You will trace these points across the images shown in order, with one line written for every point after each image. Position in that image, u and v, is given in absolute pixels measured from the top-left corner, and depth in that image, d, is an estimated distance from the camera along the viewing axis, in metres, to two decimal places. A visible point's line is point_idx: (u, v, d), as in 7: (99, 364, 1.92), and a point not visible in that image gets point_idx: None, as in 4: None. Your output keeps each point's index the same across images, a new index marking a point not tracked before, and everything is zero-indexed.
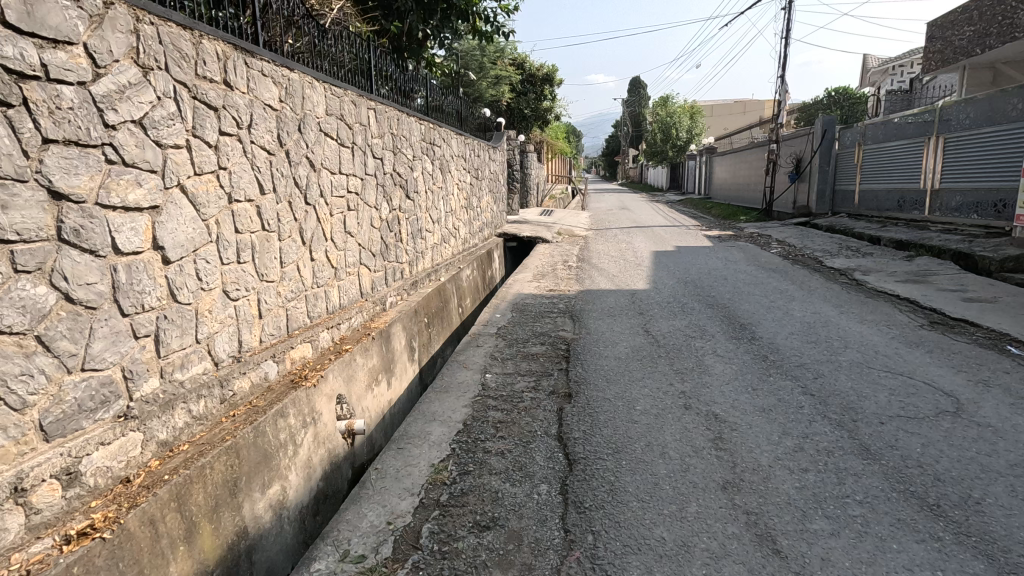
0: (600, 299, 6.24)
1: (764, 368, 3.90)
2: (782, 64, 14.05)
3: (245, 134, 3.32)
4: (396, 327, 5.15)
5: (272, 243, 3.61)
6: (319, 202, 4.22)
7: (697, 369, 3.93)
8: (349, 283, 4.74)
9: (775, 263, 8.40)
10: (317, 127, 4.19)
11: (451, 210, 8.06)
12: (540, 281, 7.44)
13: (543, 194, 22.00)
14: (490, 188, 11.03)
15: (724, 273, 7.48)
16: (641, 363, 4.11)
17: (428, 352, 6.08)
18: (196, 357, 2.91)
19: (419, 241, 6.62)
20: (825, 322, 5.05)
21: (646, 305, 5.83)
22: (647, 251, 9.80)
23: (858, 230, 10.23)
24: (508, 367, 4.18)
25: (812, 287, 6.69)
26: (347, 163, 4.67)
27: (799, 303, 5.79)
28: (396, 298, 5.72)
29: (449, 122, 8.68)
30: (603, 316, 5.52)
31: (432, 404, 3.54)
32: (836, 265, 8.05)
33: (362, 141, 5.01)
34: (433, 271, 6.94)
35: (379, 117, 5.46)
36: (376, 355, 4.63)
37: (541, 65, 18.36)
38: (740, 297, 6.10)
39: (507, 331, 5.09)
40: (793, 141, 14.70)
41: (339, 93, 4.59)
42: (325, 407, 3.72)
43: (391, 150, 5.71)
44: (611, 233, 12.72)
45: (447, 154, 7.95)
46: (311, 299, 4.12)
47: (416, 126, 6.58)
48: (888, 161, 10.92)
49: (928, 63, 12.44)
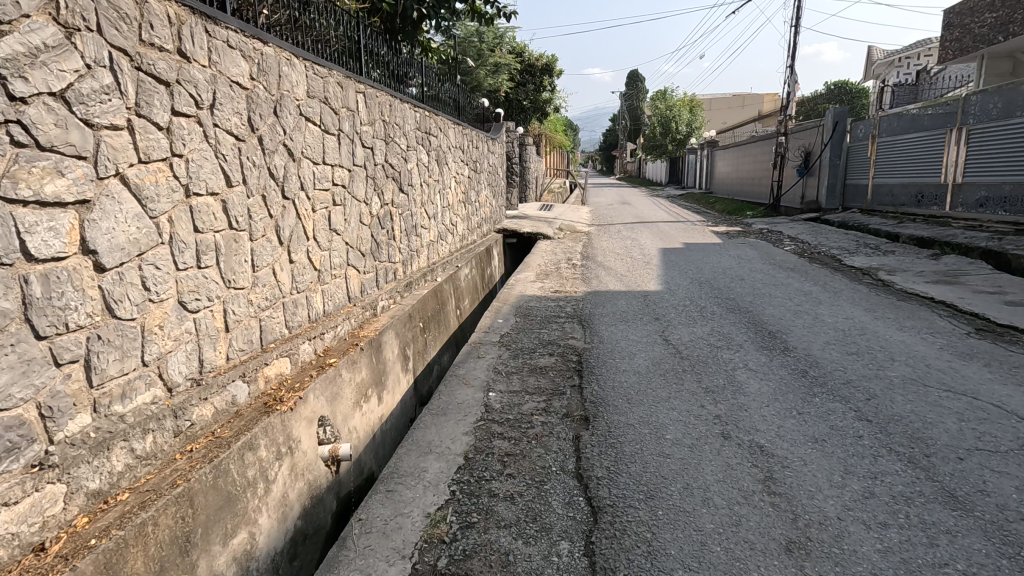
0: (610, 302, 5.75)
1: (806, 386, 3.42)
2: (791, 53, 13.57)
3: (207, 115, 2.81)
4: (388, 335, 4.66)
5: (241, 243, 3.10)
6: (298, 196, 3.71)
7: (730, 388, 3.45)
8: (334, 287, 4.24)
9: (791, 261, 7.93)
10: (297, 111, 3.67)
11: (449, 205, 7.56)
12: (543, 281, 6.95)
13: (542, 188, 21.55)
14: (489, 182, 10.53)
15: (740, 273, 7.00)
16: (665, 380, 3.63)
17: (424, 360, 5.59)
18: (143, 384, 2.40)
19: (414, 239, 6.12)
20: (862, 329, 4.58)
21: (662, 309, 5.35)
22: (655, 248, 9.32)
23: (874, 227, 9.77)
24: (515, 383, 3.69)
25: (837, 288, 6.21)
26: (331, 152, 4.15)
27: (828, 307, 5.32)
28: (388, 302, 5.23)
29: (446, 110, 8.18)
30: (615, 322, 5.03)
31: (428, 431, 3.05)
32: (857, 263, 7.59)
33: (350, 128, 4.49)
34: (430, 271, 6.45)
35: (371, 103, 4.95)
36: (365, 368, 4.13)
37: (540, 54, 17.81)
38: (763, 300, 5.63)
39: (511, 339, 4.60)
40: (801, 134, 14.23)
41: (323, 74, 4.07)
42: (304, 433, 3.22)
43: (383, 139, 5.20)
44: (615, 228, 12.24)
45: (444, 144, 7.44)
46: (290, 307, 3.62)
47: (411, 114, 6.06)
48: (905, 154, 10.45)
49: (945, 52, 11.95)
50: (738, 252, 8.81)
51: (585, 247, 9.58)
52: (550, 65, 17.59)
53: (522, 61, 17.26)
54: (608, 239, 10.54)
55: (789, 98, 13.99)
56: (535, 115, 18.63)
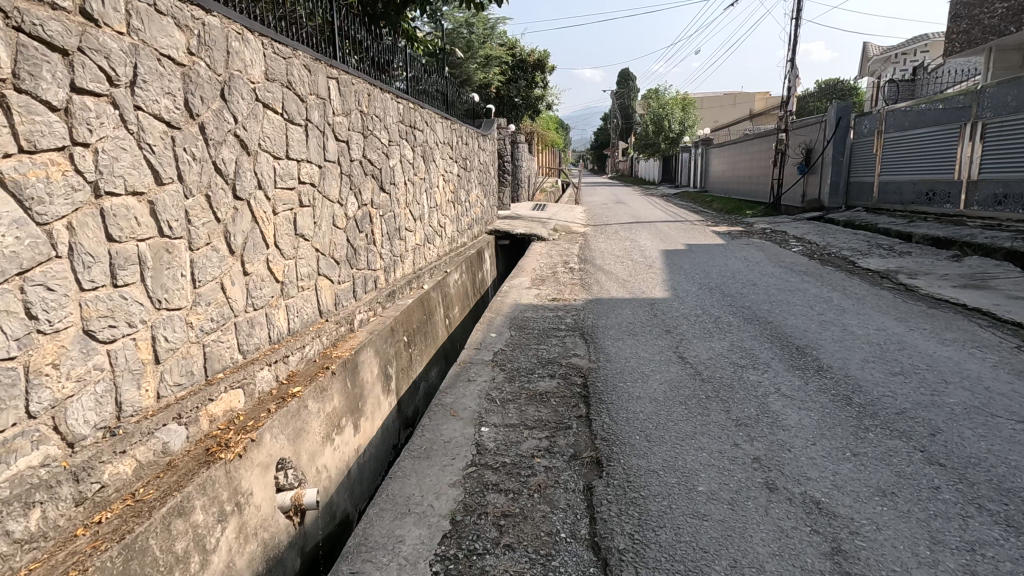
0: (614, 312, 5.22)
1: (854, 417, 2.91)
2: (791, 46, 13.11)
3: (124, 95, 2.24)
4: (365, 354, 4.10)
5: (177, 253, 2.53)
6: (254, 197, 3.14)
7: (766, 420, 2.93)
8: (302, 301, 3.67)
9: (802, 263, 7.45)
10: (251, 95, 3.10)
11: (436, 205, 7.00)
12: (540, 287, 6.41)
13: (535, 187, 21.03)
14: (480, 181, 9.99)
15: (751, 277, 6.50)
16: (688, 410, 3.10)
17: (409, 378, 5.04)
18: (27, 444, 1.83)
19: (397, 242, 5.56)
20: (899, 343, 4.08)
21: (671, 320, 4.82)
22: (655, 250, 8.81)
23: (883, 226, 9.33)
24: (511, 415, 3.14)
25: (858, 293, 5.73)
26: (297, 144, 3.58)
27: (854, 316, 4.82)
28: (368, 314, 4.66)
29: (433, 103, 7.63)
30: (623, 335, 4.48)
31: (408, 483, 2.50)
32: (873, 265, 7.12)
33: (320, 117, 3.92)
34: (415, 278, 5.89)
35: (346, 90, 4.37)
36: (337, 395, 3.57)
37: (533, 49, 17.26)
38: (781, 308, 5.12)
39: (506, 358, 4.05)
40: (802, 130, 13.79)
41: (286, 54, 3.50)
42: (258, 483, 2.66)
43: (361, 132, 4.63)
44: (611, 228, 11.72)
45: (431, 140, 6.89)
46: (245, 327, 3.05)
47: (394, 105, 5.50)
48: (914, 150, 10.00)
49: (951, 45, 11.56)
50: (744, 254, 8.32)
51: (582, 250, 9.06)
52: (543, 60, 17.03)
53: (514, 56, 16.72)
54: (605, 240, 10.02)
55: (790, 93, 13.52)
56: (528, 112, 18.10)
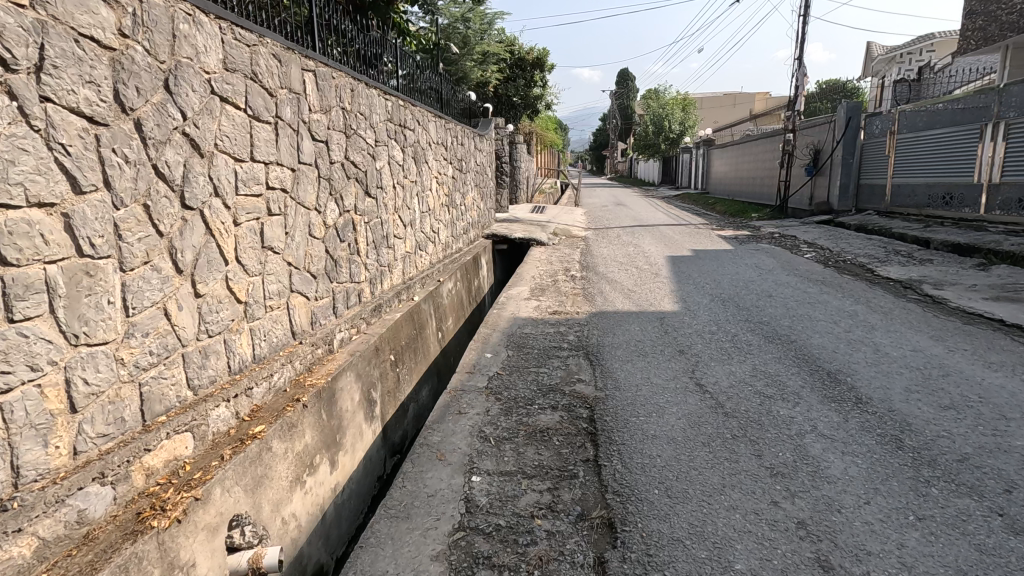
0: (621, 328, 4.79)
1: (910, 466, 2.48)
2: (799, 44, 12.67)
3: (26, 84, 1.80)
4: (343, 380, 3.65)
5: (101, 276, 2.09)
6: (209, 205, 2.69)
7: (806, 469, 2.49)
8: (270, 323, 3.23)
9: (818, 271, 7.03)
10: (204, 88, 2.65)
11: (429, 209, 6.57)
12: (540, 298, 5.98)
13: (533, 189, 20.62)
14: (477, 183, 9.56)
15: (765, 287, 6.08)
16: (714, 455, 2.66)
17: (396, 401, 4.60)
18: None
19: (385, 251, 5.12)
20: (941, 367, 3.65)
21: (684, 339, 4.39)
22: (661, 256, 8.38)
23: (898, 231, 8.91)
24: (508, 460, 2.71)
25: (883, 306, 5.31)
26: (263, 144, 3.14)
27: (884, 333, 4.40)
28: (350, 332, 4.22)
29: (426, 100, 7.18)
30: (632, 357, 4.05)
31: (383, 556, 2.06)
32: (893, 274, 6.70)
33: (293, 114, 3.47)
34: (405, 289, 5.45)
35: (326, 84, 3.94)
36: (309, 431, 3.13)
37: (531, 47, 16.84)
38: (803, 324, 4.69)
39: (502, 385, 3.62)
40: (809, 131, 13.36)
41: (251, 41, 3.06)
42: (204, 549, 2.22)
43: (342, 132, 4.19)
44: (613, 233, 11.28)
45: (424, 140, 6.45)
46: (197, 359, 2.61)
47: (381, 103, 5.07)
48: (930, 151, 9.59)
49: (966, 42, 11.15)
50: (755, 260, 7.90)
51: (584, 255, 8.63)
52: (542, 59, 16.60)
53: (512, 55, 16.27)
54: (607, 245, 9.60)
55: (798, 92, 13.10)
56: (527, 112, 17.67)
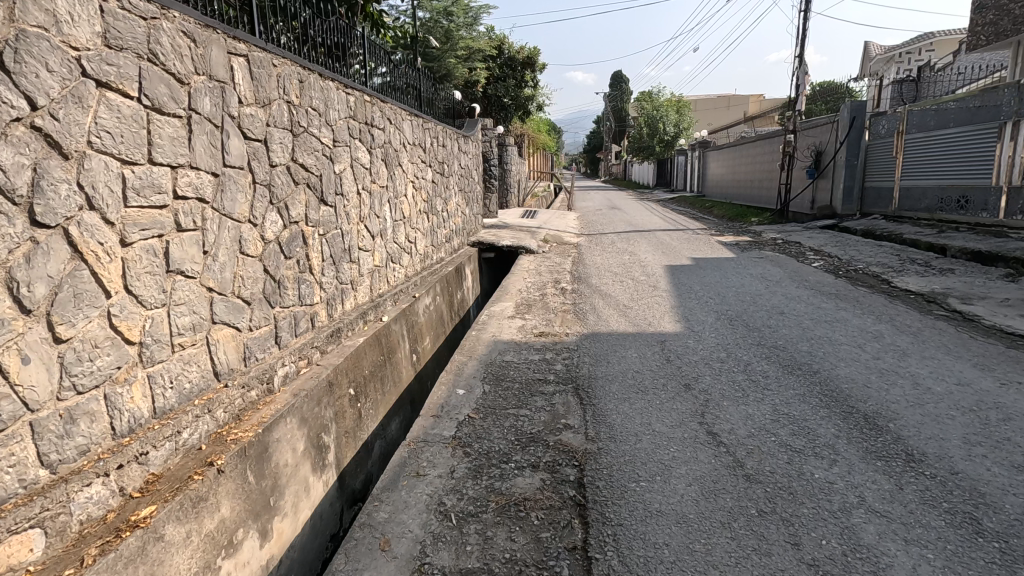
0: (616, 354, 4.18)
1: (1001, 565, 1.87)
2: (800, 40, 12.12)
3: None
4: (281, 428, 3.02)
5: None
6: (78, 223, 2.06)
7: (864, 571, 1.88)
8: (180, 365, 2.59)
9: (830, 283, 6.46)
10: (70, 68, 2.02)
11: (403, 217, 5.94)
12: (525, 316, 5.36)
13: (525, 193, 20.02)
14: (461, 187, 8.94)
15: (775, 303, 5.49)
16: (737, 545, 2.05)
17: (355, 442, 3.97)
18: None
19: (347, 267, 4.49)
20: (997, 407, 3.06)
21: (690, 369, 3.78)
22: (659, 265, 7.79)
23: (910, 237, 8.36)
24: (471, 552, 2.08)
25: (909, 324, 4.73)
26: (166, 142, 2.51)
27: (919, 361, 3.80)
28: (297, 365, 3.58)
29: (401, 97, 6.56)
30: (629, 395, 3.43)
31: None
32: (912, 285, 6.13)
33: (214, 107, 2.84)
34: (372, 309, 4.82)
35: (263, 72, 3.30)
36: (226, 500, 2.50)
37: (521, 46, 16.25)
38: (825, 349, 4.10)
39: (472, 435, 2.99)
40: (811, 131, 12.82)
41: (150, 13, 2.43)
42: None
43: (286, 129, 3.56)
44: (607, 239, 10.70)
45: (397, 141, 5.83)
46: (56, 426, 1.96)
47: (341, 98, 4.44)
48: (942, 153, 9.04)
49: (975, 37, 10.64)
50: (760, 270, 7.31)
51: (576, 265, 8.03)
52: (532, 58, 16.01)
53: (502, 54, 15.70)
54: (601, 253, 9.01)
55: (798, 92, 12.55)
56: (517, 113, 17.08)
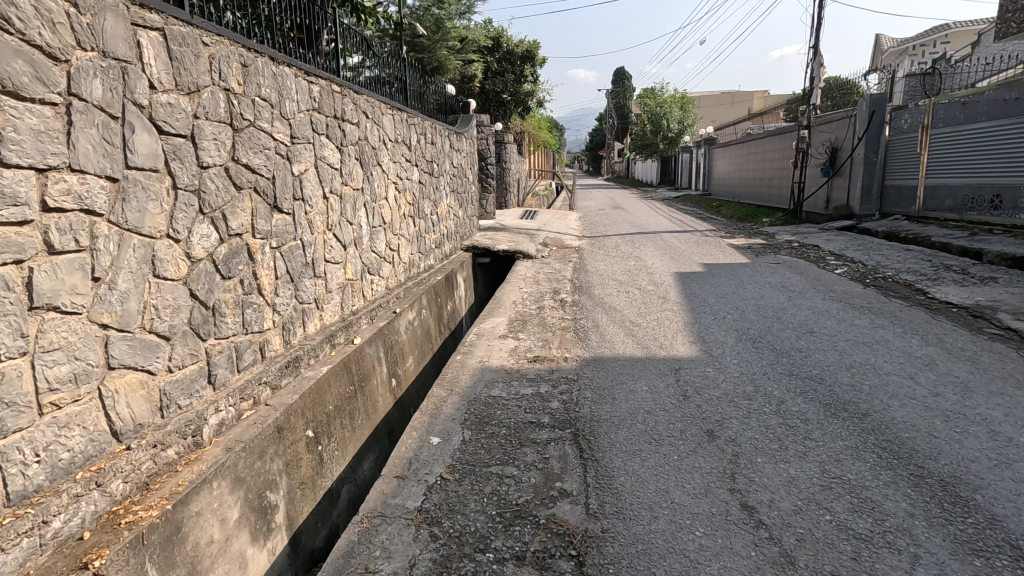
0: (623, 387, 3.54)
1: None
2: (815, 30, 11.43)
3: None
4: (204, 498, 2.40)
5: None
6: None
7: None
8: (54, 429, 1.97)
9: (859, 294, 5.81)
10: None
11: (383, 223, 5.32)
12: (519, 335, 4.73)
13: (525, 192, 19.39)
14: (453, 188, 8.31)
15: (803, 319, 4.85)
16: None
17: (313, 493, 3.36)
18: None
19: (309, 284, 3.87)
20: None
21: (712, 410, 3.15)
22: (667, 272, 7.15)
23: (940, 241, 7.71)
24: None
25: (962, 346, 4.09)
26: (27, 137, 1.89)
27: (989, 399, 3.15)
28: (238, 408, 2.97)
29: (383, 87, 5.93)
30: (639, 447, 2.80)
31: None
32: (953, 296, 5.49)
33: (110, 93, 2.22)
34: (341, 330, 4.20)
35: (188, 52, 2.68)
36: None
37: (520, 39, 15.55)
38: (870, 380, 3.46)
39: (443, 507, 2.37)
40: (826, 127, 12.14)
41: None
42: None
43: (224, 123, 2.94)
44: (611, 241, 10.07)
45: (376, 137, 5.21)
46: None
47: (301, 88, 3.81)
48: (972, 149, 8.37)
49: (1004, 26, 9.97)
50: (779, 278, 6.67)
51: (577, 272, 7.40)
52: (531, 51, 15.30)
53: (500, 48, 15.09)
54: (605, 258, 8.37)
55: (813, 84, 11.87)
56: (516, 109, 16.39)
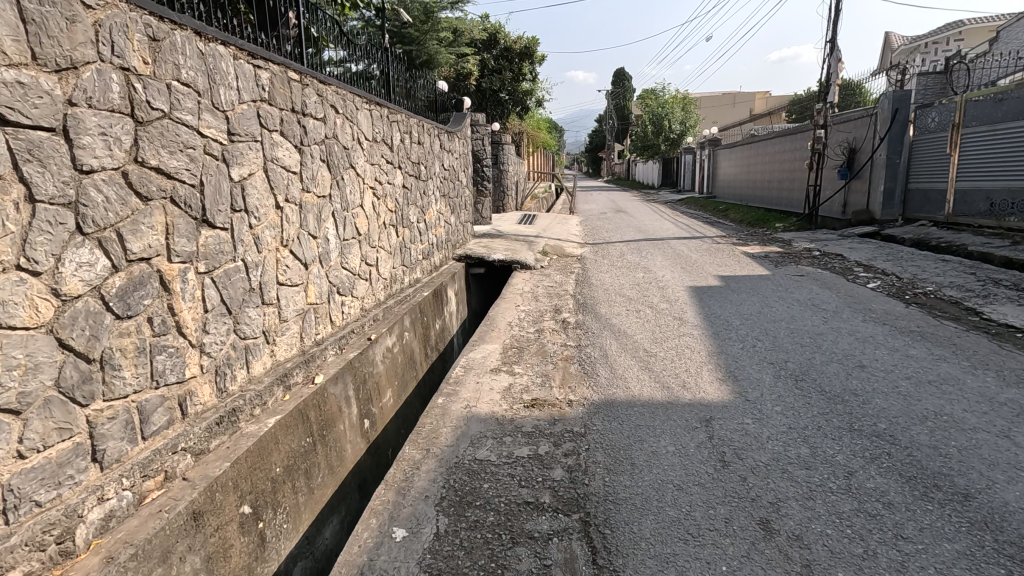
0: (645, 447, 2.80)
1: None
2: (831, 24, 10.71)
3: None
4: None
5: None
6: None
7: None
8: None
9: (903, 314, 5.09)
10: None
11: (356, 234, 4.59)
12: (514, 368, 4.00)
13: (524, 196, 18.67)
14: (444, 193, 7.59)
15: (849, 349, 4.12)
16: None
17: None
18: None
19: (254, 314, 3.14)
20: None
21: (763, 487, 2.42)
22: (681, 286, 6.43)
23: (980, 250, 6.98)
24: None
25: None
26: None
27: None
28: (137, 490, 2.23)
29: (361, 77, 5.21)
30: (673, 548, 2.07)
31: None
32: (1013, 318, 4.76)
33: None
34: (298, 367, 3.47)
35: (52, 10, 1.94)
36: None
37: (517, 36, 14.84)
38: (955, 440, 2.74)
39: None
40: (843, 126, 11.41)
41: None
42: None
43: (118, 110, 2.21)
44: (616, 249, 9.35)
45: (348, 135, 4.50)
46: None
47: (243, 72, 3.09)
48: (1010, 150, 7.63)
49: None
50: (809, 294, 5.95)
51: (579, 286, 6.69)
52: (530, 48, 14.58)
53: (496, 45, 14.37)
54: (610, 269, 7.66)
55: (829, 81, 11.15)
56: (513, 109, 15.69)
